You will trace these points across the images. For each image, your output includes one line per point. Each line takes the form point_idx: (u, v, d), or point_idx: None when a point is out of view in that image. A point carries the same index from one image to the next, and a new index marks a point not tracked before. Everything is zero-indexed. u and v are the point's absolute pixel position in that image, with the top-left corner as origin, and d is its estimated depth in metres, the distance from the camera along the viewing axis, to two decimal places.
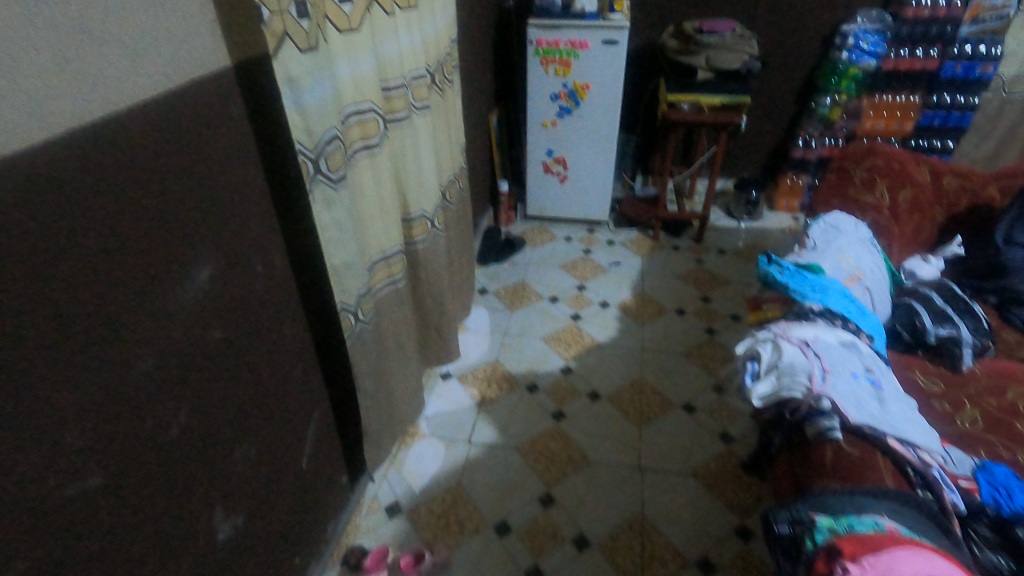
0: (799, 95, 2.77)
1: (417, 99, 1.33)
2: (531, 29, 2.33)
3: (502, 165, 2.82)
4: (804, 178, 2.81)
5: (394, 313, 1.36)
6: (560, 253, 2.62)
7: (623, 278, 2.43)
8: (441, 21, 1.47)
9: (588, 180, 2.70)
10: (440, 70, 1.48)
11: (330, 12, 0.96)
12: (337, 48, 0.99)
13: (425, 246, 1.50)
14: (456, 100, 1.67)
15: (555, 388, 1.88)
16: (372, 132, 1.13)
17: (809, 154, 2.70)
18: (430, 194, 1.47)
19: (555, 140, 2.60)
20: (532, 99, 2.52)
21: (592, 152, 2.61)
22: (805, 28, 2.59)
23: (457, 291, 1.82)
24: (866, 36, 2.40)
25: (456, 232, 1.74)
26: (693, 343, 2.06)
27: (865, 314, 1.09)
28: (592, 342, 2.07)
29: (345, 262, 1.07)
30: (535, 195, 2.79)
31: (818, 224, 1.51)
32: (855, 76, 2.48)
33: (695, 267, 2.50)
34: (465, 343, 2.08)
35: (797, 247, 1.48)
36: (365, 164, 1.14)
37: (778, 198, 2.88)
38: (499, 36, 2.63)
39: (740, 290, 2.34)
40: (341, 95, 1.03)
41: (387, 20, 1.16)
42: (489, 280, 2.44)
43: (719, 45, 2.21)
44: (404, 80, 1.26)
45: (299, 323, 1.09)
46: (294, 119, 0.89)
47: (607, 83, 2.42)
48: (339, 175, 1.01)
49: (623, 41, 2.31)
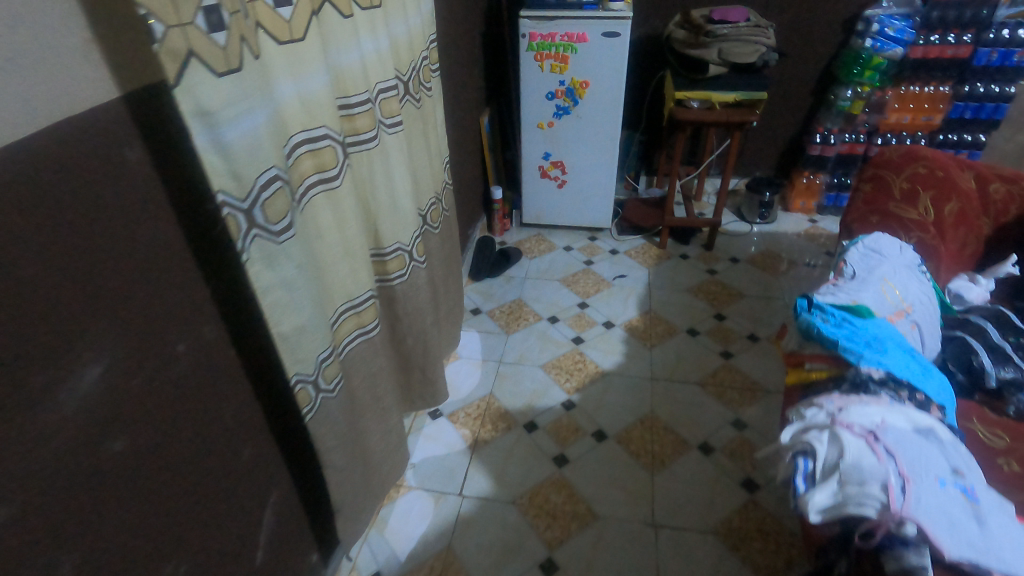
0: (816, 86, 2.55)
1: (388, 116, 1.13)
2: (523, 21, 2.11)
3: (495, 169, 2.61)
4: (821, 177, 2.60)
5: (368, 366, 1.17)
6: (559, 265, 2.43)
7: (628, 293, 2.23)
8: (416, 20, 1.26)
9: (588, 185, 2.50)
10: (416, 78, 1.28)
11: (264, 18, 0.75)
12: (277, 64, 0.79)
13: (403, 281, 1.30)
14: (435, 110, 1.47)
15: (556, 427, 1.69)
16: (329, 161, 0.93)
17: (827, 151, 2.48)
18: (409, 223, 1.27)
19: (552, 142, 2.39)
20: (526, 98, 2.30)
21: (592, 154, 2.40)
22: (822, 12, 2.37)
23: (445, 322, 1.63)
24: (892, 21, 2.20)
25: (442, 258, 1.54)
26: (708, 369, 1.86)
27: (930, 375, 0.90)
28: (595, 370, 1.88)
29: (298, 327, 0.87)
30: (531, 202, 2.59)
31: (856, 247, 1.31)
32: (880, 65, 2.28)
33: (706, 278, 2.30)
34: (457, 374, 1.89)
35: (833, 275, 1.28)
36: (322, 201, 0.94)
37: (794, 199, 2.69)
38: (489, 30, 2.41)
39: (758, 305, 2.14)
40: (285, 123, 0.83)
41: (344, 22, 0.95)
42: (483, 298, 2.24)
43: (731, 36, 1.98)
44: (369, 94, 1.05)
45: (244, 400, 0.90)
46: (214, 164, 0.68)
47: (609, 79, 2.20)
48: (283, 225, 0.81)
49: (625, 32, 2.08)
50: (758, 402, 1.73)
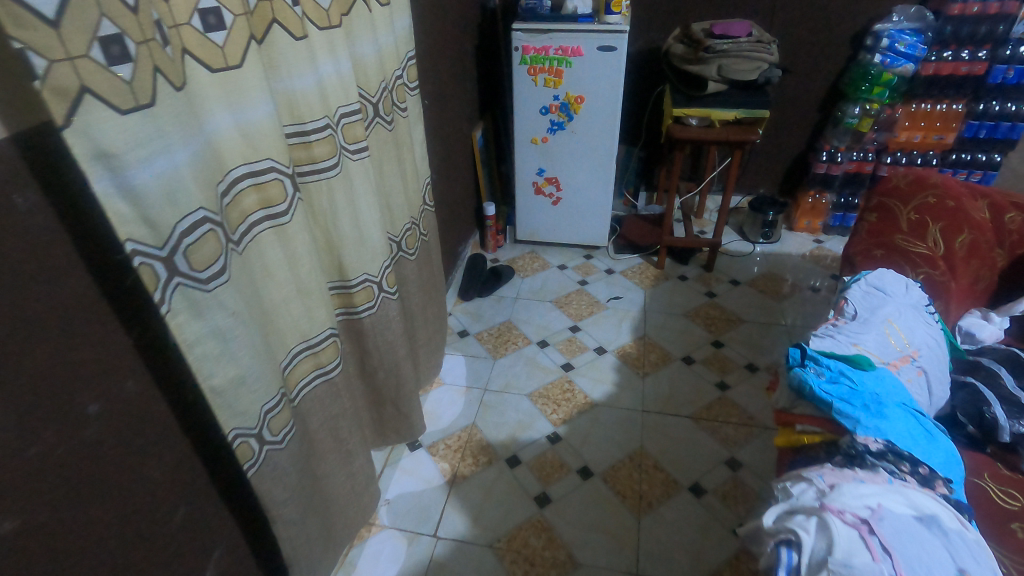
0: (823, 101, 2.46)
1: (352, 142, 1.06)
2: (515, 34, 2.03)
3: (488, 185, 2.54)
4: (827, 197, 2.51)
5: (328, 408, 1.09)
6: (552, 284, 2.35)
7: (623, 316, 2.15)
8: (388, 38, 1.19)
9: (584, 202, 2.41)
10: (388, 100, 1.21)
11: (192, 45, 0.68)
12: (208, 95, 0.71)
13: (371, 314, 1.22)
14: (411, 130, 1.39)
15: (539, 462, 1.60)
16: (277, 195, 0.86)
17: (834, 169, 2.40)
18: (379, 253, 1.19)
19: (546, 158, 2.32)
20: (519, 113, 2.23)
21: (588, 171, 2.32)
22: (829, 25, 2.28)
23: (423, 351, 1.56)
24: (903, 36, 2.10)
25: (419, 284, 1.47)
26: (702, 402, 1.77)
27: (934, 442, 0.81)
28: (584, 401, 1.79)
29: (235, 378, 0.80)
30: (525, 218, 2.51)
31: (858, 285, 1.22)
32: (890, 82, 2.18)
33: (705, 302, 2.21)
34: (438, 402, 1.81)
35: (833, 314, 1.19)
36: (269, 237, 0.86)
37: (799, 218, 2.59)
38: (483, 42, 2.35)
39: (758, 332, 2.04)
40: (221, 157, 0.75)
41: (295, 45, 0.87)
42: (471, 320, 2.16)
43: (732, 52, 1.88)
44: (328, 120, 0.98)
45: (179, 456, 0.82)
46: (122, 211, 0.60)
47: (605, 94, 2.12)
48: (212, 272, 0.73)
49: (622, 47, 2.00)
50: (753, 440, 1.64)
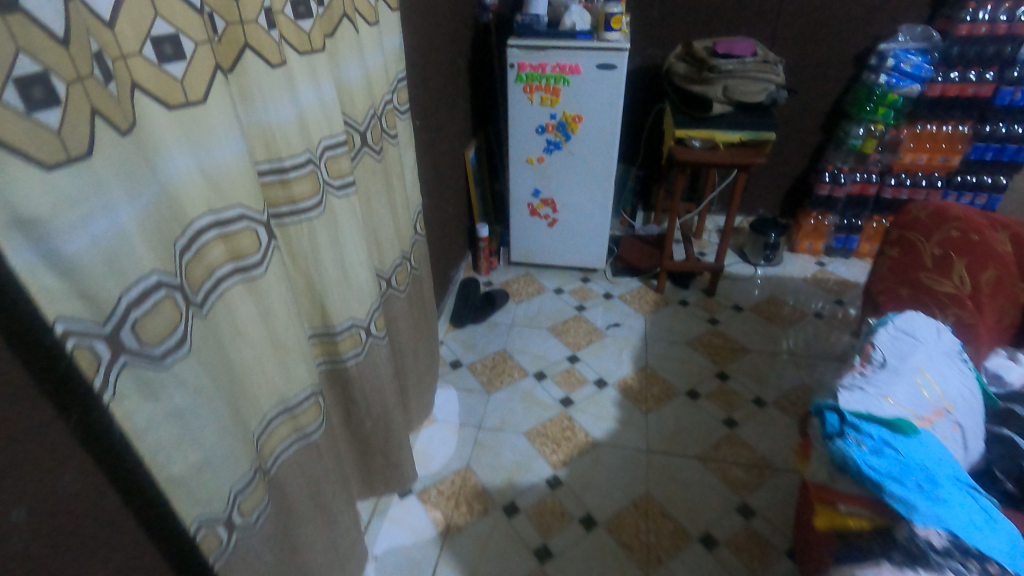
0: (824, 121, 2.40)
1: (336, 177, 0.95)
2: (511, 51, 1.95)
3: (481, 205, 2.44)
4: (829, 218, 2.45)
5: (309, 472, 0.97)
6: (549, 310, 2.25)
7: (623, 345, 2.05)
8: (377, 59, 1.09)
9: (581, 224, 2.32)
10: (377, 127, 1.11)
11: (145, 78, 0.57)
12: (164, 136, 0.60)
13: (358, 361, 1.11)
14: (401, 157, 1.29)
15: (539, 510, 1.49)
16: (247, 246, 0.74)
17: (837, 191, 2.33)
18: (367, 296, 1.08)
19: (542, 178, 2.22)
20: (513, 132, 2.14)
21: (585, 192, 2.23)
22: (832, 44, 2.23)
23: (414, 392, 1.45)
24: (909, 56, 2.05)
25: (410, 323, 1.36)
26: (709, 441, 1.68)
27: (996, 528, 0.74)
28: (585, 440, 1.69)
29: (199, 462, 0.68)
30: (519, 240, 2.41)
31: (885, 328, 1.13)
32: (895, 102, 2.11)
33: (707, 329, 2.13)
34: (430, 441, 1.69)
35: (859, 362, 1.11)
36: (240, 292, 0.75)
37: (801, 239, 2.52)
38: (477, 57, 2.26)
39: (764, 363, 1.96)
40: (179, 207, 0.64)
41: (271, 73, 0.77)
42: (464, 349, 2.05)
43: (738, 73, 1.81)
44: (309, 154, 0.87)
45: (132, 551, 0.70)
46: (53, 287, 0.49)
47: (604, 114, 2.03)
48: (169, 347, 0.61)
49: (622, 65, 1.92)
50: (765, 483, 1.54)
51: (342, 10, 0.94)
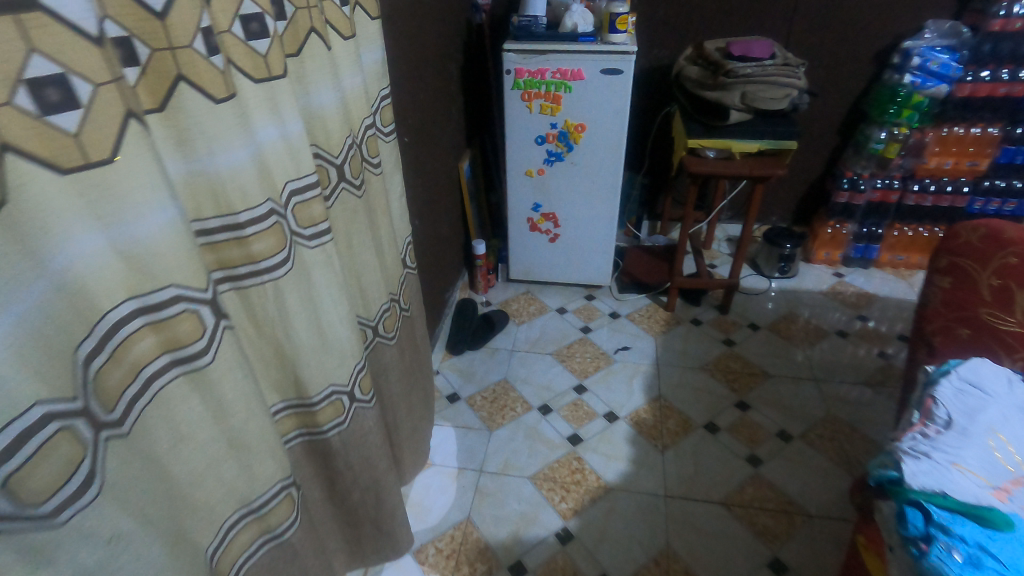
0: (842, 124, 2.25)
1: (307, 225, 0.79)
2: (507, 55, 1.79)
3: (476, 219, 2.29)
4: (848, 227, 2.31)
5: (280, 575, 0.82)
6: (552, 332, 2.10)
7: (634, 371, 1.91)
8: (354, 80, 0.93)
9: (585, 239, 2.17)
10: (356, 158, 0.95)
11: (17, 137, 0.41)
12: (54, 211, 0.44)
13: (340, 431, 0.95)
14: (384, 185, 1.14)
15: (548, 570, 1.35)
16: (187, 333, 0.58)
17: (856, 198, 2.19)
18: (350, 356, 0.93)
19: (542, 192, 2.07)
20: (511, 142, 1.98)
21: (589, 205, 2.08)
22: (851, 42, 2.08)
23: (407, 445, 1.29)
24: (936, 54, 1.90)
25: (401, 371, 1.20)
26: (732, 483, 1.53)
27: None
28: (596, 484, 1.54)
29: None
30: (519, 256, 2.26)
31: (948, 380, 0.98)
32: (921, 104, 1.97)
33: (723, 352, 1.98)
34: (428, 488, 1.54)
35: (919, 419, 0.96)
36: (180, 388, 0.59)
37: (817, 249, 2.38)
38: (470, 61, 2.10)
39: (787, 390, 1.81)
40: (84, 300, 0.48)
41: (215, 109, 0.61)
42: (462, 379, 1.90)
43: (757, 77, 1.63)
44: (270, 203, 0.71)
45: None
46: None
47: (609, 122, 1.88)
48: (65, 497, 0.46)
49: (629, 69, 1.76)
50: (797, 534, 1.39)
51: (310, 23, 0.78)
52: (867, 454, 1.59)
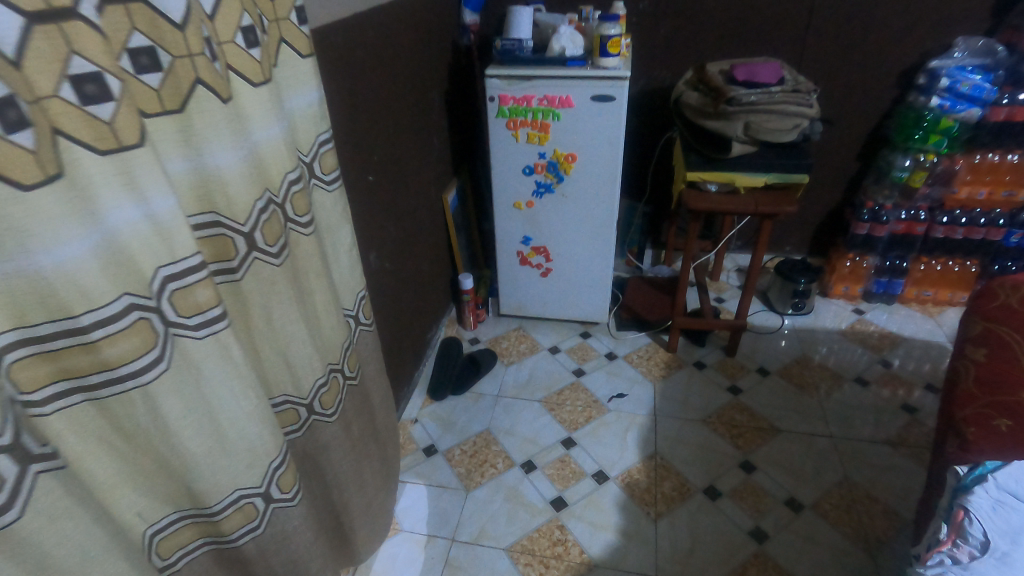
0: (862, 149, 2.07)
1: (190, 313, 0.65)
2: (489, 82, 1.66)
3: (464, 251, 2.16)
4: (868, 260, 2.12)
5: None
6: (543, 375, 1.95)
7: (629, 423, 1.75)
8: (273, 132, 0.80)
9: (579, 273, 2.02)
10: (274, 221, 0.81)
11: None
12: None
13: (253, 537, 0.82)
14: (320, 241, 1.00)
15: None
16: None
17: (879, 230, 2.00)
18: (263, 454, 0.79)
19: (532, 225, 1.93)
20: (497, 173, 1.84)
21: (583, 239, 1.93)
22: (870, 62, 1.90)
23: (359, 525, 1.16)
24: (967, 74, 1.72)
25: (345, 448, 1.06)
26: (732, 563, 1.36)
27: None
28: (579, 558, 1.38)
29: None
30: (509, 290, 2.12)
31: (983, 489, 0.80)
32: (950, 129, 1.78)
33: (728, 401, 1.81)
34: (393, 559, 1.40)
35: (948, 535, 0.79)
36: None
37: (835, 283, 2.20)
38: (456, 84, 1.98)
39: (798, 449, 1.63)
40: None
41: (26, 199, 0.48)
42: (442, 428, 1.76)
43: (762, 104, 1.46)
44: (122, 296, 0.57)
45: None
46: None
47: (602, 152, 1.73)
48: None
49: (621, 96, 1.61)
50: None
51: (195, 74, 0.65)
52: (889, 530, 1.41)
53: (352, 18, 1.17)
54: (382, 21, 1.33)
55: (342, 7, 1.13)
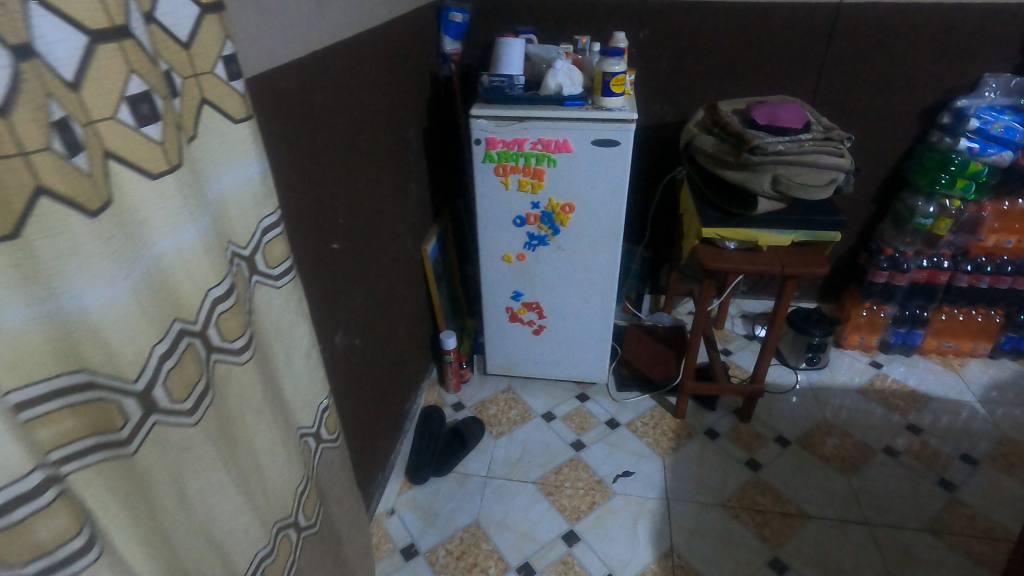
0: (878, 191, 1.92)
1: (28, 559, 0.44)
2: (475, 122, 1.44)
3: (446, 304, 1.92)
4: (886, 309, 1.96)
5: None
6: (537, 449, 1.72)
7: (639, 510, 1.53)
8: (188, 236, 0.56)
9: (575, 331, 1.81)
10: (189, 361, 0.57)
11: None
12: None
13: None
14: (264, 356, 0.76)
15: None
16: None
17: (898, 279, 1.83)
18: None
19: (524, 279, 1.71)
20: (484, 223, 1.62)
21: (581, 294, 1.72)
22: (889, 99, 1.75)
23: None
24: (997, 115, 1.59)
25: None
26: None
27: None
28: None
29: None
30: (497, 349, 1.89)
31: None
32: (980, 172, 1.62)
33: (748, 479, 1.60)
34: None
35: None
36: None
37: (850, 334, 2.03)
38: (435, 119, 1.75)
39: (831, 540, 1.43)
40: None
41: None
42: (422, 521, 1.51)
43: (792, 155, 1.28)
44: None
45: None
46: None
47: (604, 201, 1.52)
48: None
49: (627, 140, 1.41)
50: None
51: (32, 181, 0.41)
52: None
53: (306, 59, 0.94)
54: (346, 59, 1.10)
55: (291, 46, 0.90)
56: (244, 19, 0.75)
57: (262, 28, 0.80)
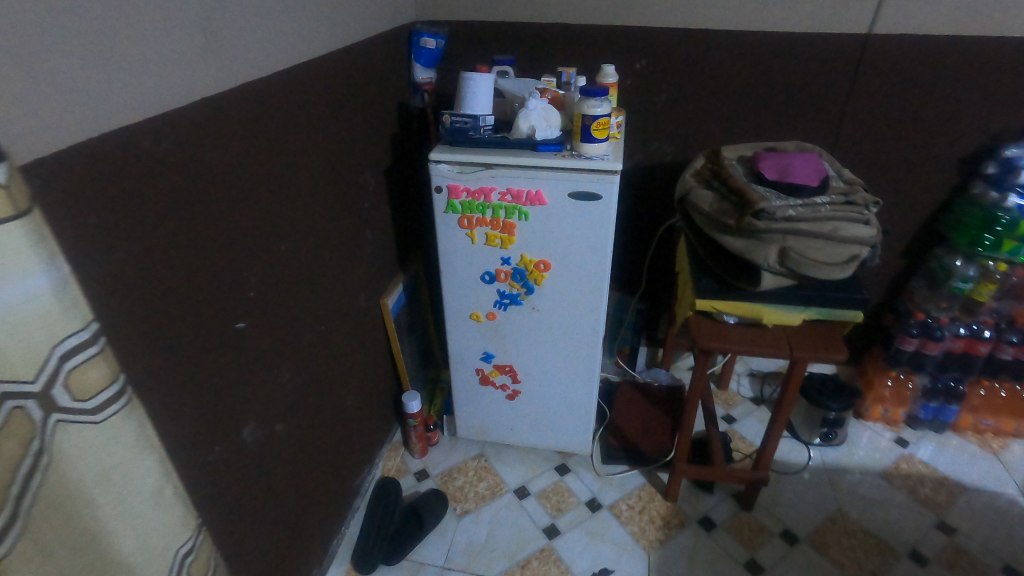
0: (909, 246, 1.68)
1: None
2: (434, 168, 1.25)
3: (412, 358, 1.73)
4: (916, 380, 1.72)
5: None
6: (505, 533, 1.51)
7: None
8: None
9: (554, 398, 1.59)
10: None
11: None
12: None
13: None
14: (62, 525, 0.55)
15: None
16: None
17: (931, 347, 1.58)
18: None
19: (495, 340, 1.50)
20: (449, 278, 1.42)
21: (560, 358, 1.51)
22: (923, 145, 1.51)
23: None
24: None
25: None
26: None
27: None
28: None
29: None
30: (467, 412, 1.68)
31: None
32: None
33: None
34: None
35: None
36: None
37: (873, 404, 1.79)
38: (403, 156, 1.57)
39: None
40: None
41: None
42: None
43: (804, 221, 1.05)
44: None
45: None
46: None
47: (584, 260, 1.31)
48: None
49: (609, 194, 1.21)
50: None
51: None
52: None
53: (181, 111, 0.75)
54: (261, 103, 0.92)
55: (148, 96, 0.70)
56: (33, 71, 0.56)
57: (78, 79, 0.60)
